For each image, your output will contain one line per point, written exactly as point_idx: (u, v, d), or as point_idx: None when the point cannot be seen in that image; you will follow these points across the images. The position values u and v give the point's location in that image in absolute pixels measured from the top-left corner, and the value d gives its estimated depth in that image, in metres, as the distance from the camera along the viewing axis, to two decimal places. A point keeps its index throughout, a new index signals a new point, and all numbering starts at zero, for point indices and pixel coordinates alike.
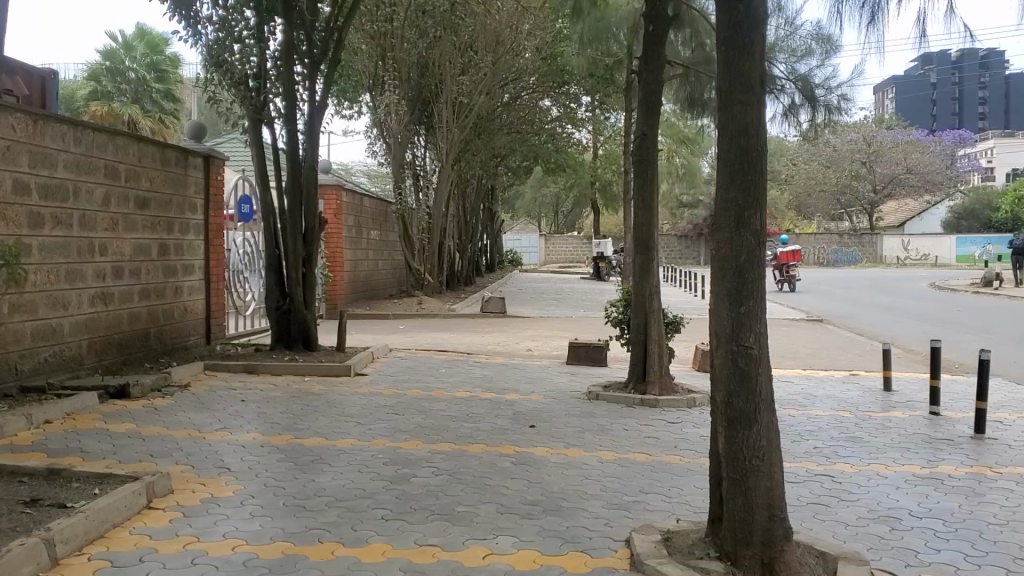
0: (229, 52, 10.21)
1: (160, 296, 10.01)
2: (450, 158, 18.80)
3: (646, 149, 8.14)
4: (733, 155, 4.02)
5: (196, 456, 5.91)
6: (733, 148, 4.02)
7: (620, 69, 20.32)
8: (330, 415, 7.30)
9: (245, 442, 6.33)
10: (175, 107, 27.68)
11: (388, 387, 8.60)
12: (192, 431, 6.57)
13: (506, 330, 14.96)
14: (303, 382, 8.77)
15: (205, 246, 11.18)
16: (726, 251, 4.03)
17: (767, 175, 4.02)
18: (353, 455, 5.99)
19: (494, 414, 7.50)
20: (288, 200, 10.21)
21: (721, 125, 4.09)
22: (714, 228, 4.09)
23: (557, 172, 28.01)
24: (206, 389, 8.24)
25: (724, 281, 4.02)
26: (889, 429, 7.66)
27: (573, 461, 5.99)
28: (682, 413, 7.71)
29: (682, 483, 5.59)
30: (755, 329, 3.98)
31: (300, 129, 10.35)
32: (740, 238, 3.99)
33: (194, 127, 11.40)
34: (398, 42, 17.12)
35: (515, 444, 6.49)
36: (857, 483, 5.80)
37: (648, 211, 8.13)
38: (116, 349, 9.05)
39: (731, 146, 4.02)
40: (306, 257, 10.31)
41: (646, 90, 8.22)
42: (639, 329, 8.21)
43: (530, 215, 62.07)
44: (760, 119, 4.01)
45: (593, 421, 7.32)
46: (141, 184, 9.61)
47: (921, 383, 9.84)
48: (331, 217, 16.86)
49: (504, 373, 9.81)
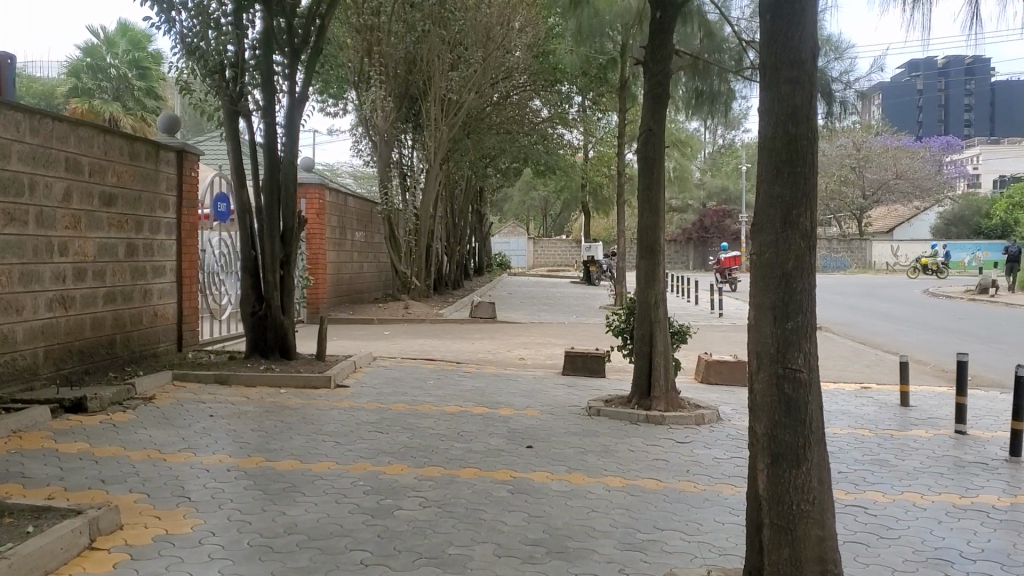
0: (203, 41, 9.41)
1: (128, 299, 9.33)
2: (438, 158, 18.18)
3: (652, 148, 7.60)
4: (778, 144, 3.41)
5: (153, 484, 5.25)
6: (779, 135, 3.41)
7: (614, 67, 19.77)
8: (306, 434, 6.64)
9: (209, 467, 5.67)
10: (158, 105, 26.96)
11: (371, 401, 7.95)
12: (150, 453, 5.91)
13: (496, 337, 14.31)
14: (279, 394, 8.10)
15: (177, 247, 10.52)
16: (771, 256, 3.41)
17: (818, 169, 3.42)
18: (329, 482, 5.35)
19: (487, 433, 6.86)
20: (265, 198, 9.56)
21: (765, 108, 3.48)
22: (754, 229, 3.48)
23: (546, 174, 27.40)
24: (173, 402, 7.57)
25: (767, 291, 3.41)
26: (915, 450, 7.07)
27: (578, 489, 5.36)
28: (691, 431, 7.09)
29: (701, 516, 4.98)
30: (805, 348, 3.37)
31: (279, 123, 9.70)
32: (787, 241, 3.39)
33: (167, 120, 10.72)
34: (385, 36, 16.55)
35: (511, 468, 5.86)
36: (894, 516, 5.19)
37: (654, 212, 7.56)
38: (78, 358, 8.37)
39: (777, 132, 3.42)
40: (284, 259, 9.72)
41: (652, 81, 7.62)
42: (643, 340, 7.61)
43: (517, 219, 61.46)
44: (811, 101, 3.41)
45: (595, 442, 6.69)
46: (107, 179, 8.92)
47: (939, 398, 9.26)
48: (314, 217, 16.20)
49: (496, 384, 9.18)
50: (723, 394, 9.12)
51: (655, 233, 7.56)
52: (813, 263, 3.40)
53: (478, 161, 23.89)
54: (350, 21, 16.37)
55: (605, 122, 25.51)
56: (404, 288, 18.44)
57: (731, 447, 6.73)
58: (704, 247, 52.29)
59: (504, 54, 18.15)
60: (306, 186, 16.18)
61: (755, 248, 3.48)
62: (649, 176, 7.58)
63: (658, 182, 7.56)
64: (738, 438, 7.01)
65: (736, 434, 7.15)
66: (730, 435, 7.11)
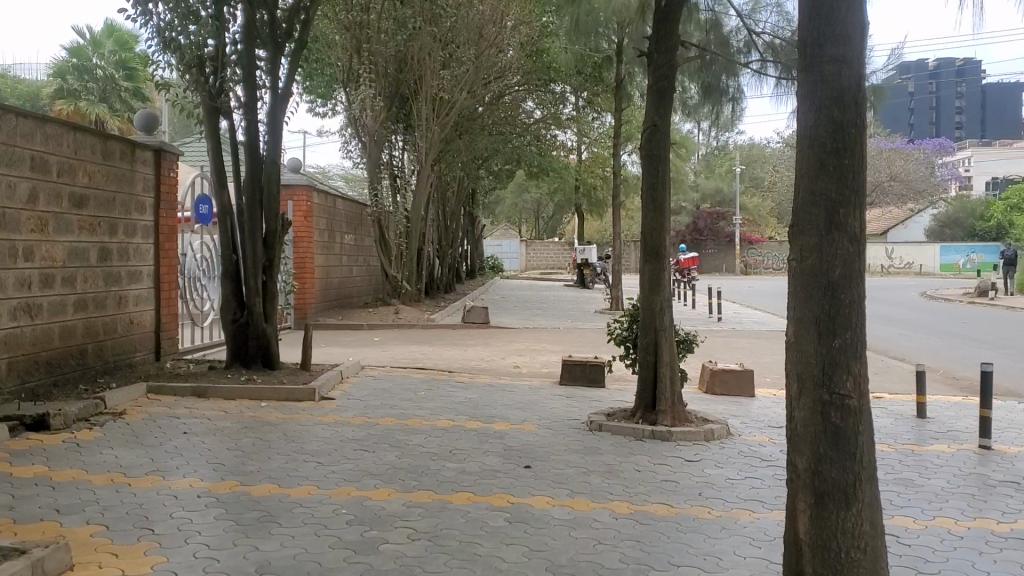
0: (180, 34, 8.90)
1: (101, 306, 8.82)
2: (429, 160, 17.68)
3: (657, 145, 7.15)
4: (822, 133, 2.95)
5: (114, 514, 4.74)
6: (823, 122, 2.95)
7: (609, 65, 19.29)
8: (285, 453, 6.15)
9: (177, 493, 5.18)
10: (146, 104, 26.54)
11: (357, 415, 7.45)
12: (113, 477, 5.41)
13: (489, 343, 13.82)
14: (259, 408, 7.60)
15: (154, 251, 10.00)
16: (813, 262, 2.95)
17: (867, 161, 2.96)
18: (308, 512, 4.85)
19: (482, 450, 6.38)
20: (247, 200, 9.06)
21: (805, 92, 3.02)
22: (794, 231, 3.02)
23: (540, 176, 26.90)
24: (144, 418, 7.06)
25: (810, 302, 2.94)
26: (939, 468, 6.60)
27: (582, 517, 4.88)
28: (700, 448, 6.62)
29: (719, 549, 4.50)
30: (854, 369, 2.90)
31: (261, 120, 9.19)
32: (832, 245, 2.92)
33: (145, 117, 10.22)
34: (374, 33, 16.05)
35: (508, 492, 5.38)
36: (929, 547, 4.72)
37: (658, 212, 7.10)
38: (45, 370, 7.85)
39: (820, 119, 2.96)
40: (267, 264, 9.21)
41: (656, 74, 7.17)
42: (647, 350, 7.13)
43: (510, 222, 61.01)
44: (859, 83, 2.95)
45: (598, 461, 6.21)
46: (78, 180, 8.41)
47: (956, 408, 8.80)
48: (301, 220, 15.68)
49: (490, 395, 8.69)
50: (730, 405, 8.65)
51: (660, 235, 7.08)
52: (862, 272, 2.94)
53: (470, 163, 23.39)
54: (338, 17, 15.90)
55: (599, 122, 25.02)
56: (395, 292, 17.94)
57: (743, 467, 6.26)
58: (698, 250, 51.88)
59: (497, 53, 17.66)
60: (293, 188, 15.67)
61: (795, 254, 3.02)
62: (653, 174, 7.12)
63: (663, 181, 7.11)
64: (751, 456, 6.54)
65: (748, 451, 6.68)
66: (742, 453, 6.63)
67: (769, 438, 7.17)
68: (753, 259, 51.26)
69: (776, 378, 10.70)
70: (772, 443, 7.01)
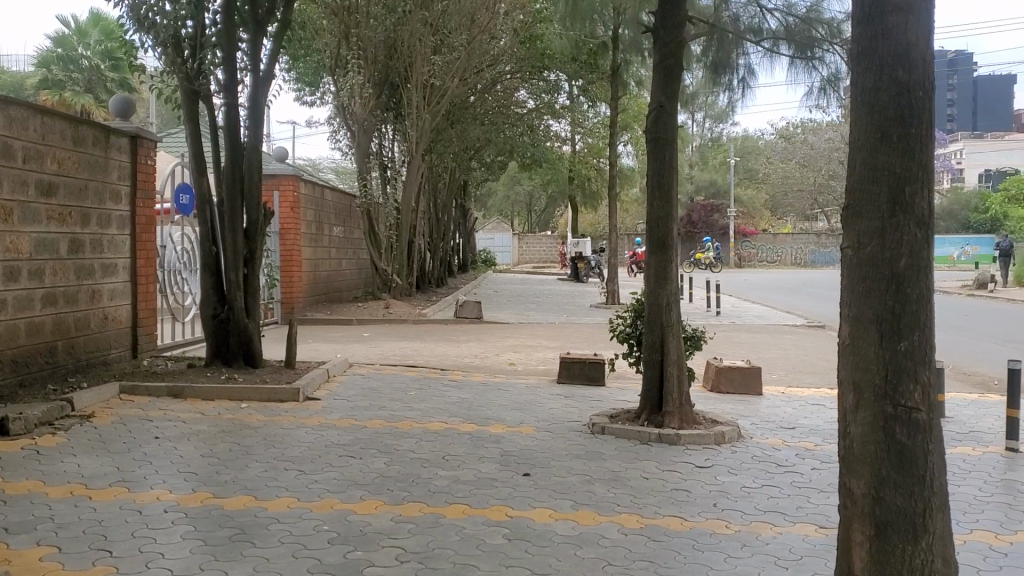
0: (156, 12, 8.36)
1: (72, 301, 8.32)
2: (419, 150, 17.19)
3: (664, 127, 6.71)
4: (884, 95, 2.50)
5: (70, 533, 4.27)
6: (885, 84, 2.50)
7: (605, 51, 18.79)
8: (265, 460, 5.68)
9: (143, 507, 4.70)
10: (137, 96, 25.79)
11: (343, 418, 6.98)
12: (73, 489, 4.92)
13: (483, 339, 13.34)
14: (239, 409, 7.13)
15: (131, 242, 9.50)
16: (873, 250, 2.50)
17: (937, 128, 2.49)
18: (287, 531, 4.39)
19: (477, 456, 5.92)
20: (227, 189, 8.57)
21: (863, 48, 2.56)
22: (850, 212, 2.57)
23: (533, 168, 26.41)
24: (115, 421, 6.58)
25: (870, 298, 2.49)
26: (966, 473, 6.16)
27: (589, 534, 4.43)
28: (711, 453, 6.17)
29: (743, 570, 4.05)
30: (922, 379, 2.45)
31: (242, 104, 8.70)
32: (896, 230, 2.47)
33: (120, 100, 9.64)
34: (363, 18, 15.52)
35: (507, 503, 4.92)
36: (972, 564, 4.28)
37: (665, 200, 6.64)
38: (9, 369, 7.35)
39: (880, 81, 2.50)
40: (248, 257, 8.72)
41: (664, 51, 6.72)
42: (653, 347, 6.68)
43: (503, 215, 60.56)
44: (926, 36, 2.50)
45: (602, 467, 5.76)
46: (46, 166, 7.91)
47: (975, 407, 8.36)
48: (288, 212, 15.18)
49: (484, 395, 8.23)
50: (738, 405, 8.20)
51: (667, 225, 6.63)
52: (930, 261, 2.48)
53: (462, 153, 22.89)
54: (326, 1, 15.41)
55: (594, 113, 24.55)
56: (385, 286, 17.43)
57: (759, 473, 5.82)
58: (691, 243, 51.49)
59: (490, 41, 17.16)
60: (279, 177, 15.17)
61: (851, 240, 2.56)
62: (658, 158, 6.68)
63: (670, 166, 6.66)
64: (766, 461, 6.10)
65: (762, 455, 6.24)
66: (756, 458, 6.19)
67: (783, 440, 6.73)
68: (746, 252, 50.88)
69: (783, 375, 10.25)
70: (787, 446, 6.57)
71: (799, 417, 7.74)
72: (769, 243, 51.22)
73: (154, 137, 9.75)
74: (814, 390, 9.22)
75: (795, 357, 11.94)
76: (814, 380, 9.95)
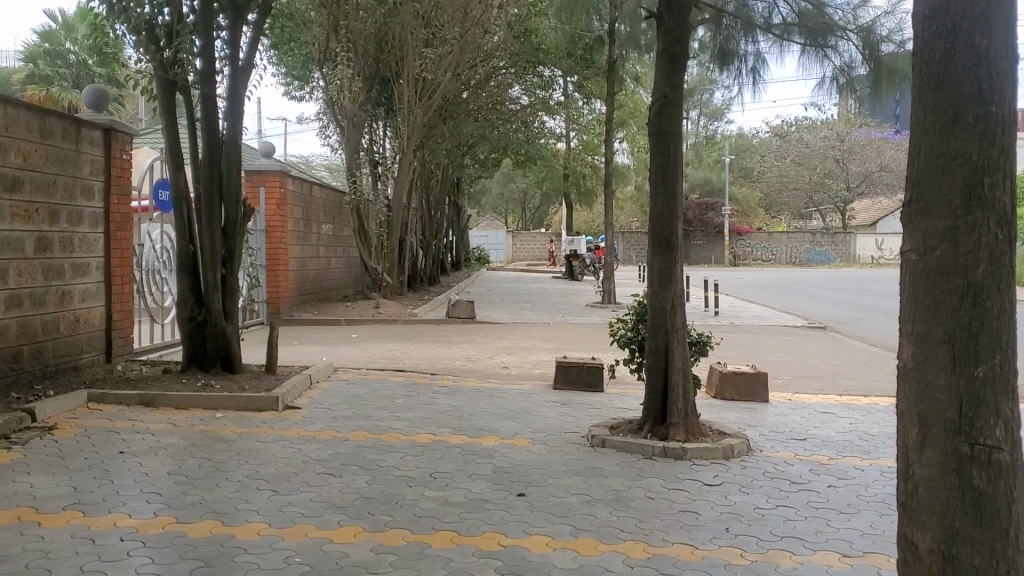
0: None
1: (39, 303, 7.84)
2: (410, 146, 16.72)
3: (667, 119, 6.27)
4: (961, 96, 2.32)
5: (10, 568, 3.81)
6: (963, 84, 2.32)
7: (601, 45, 18.32)
8: (237, 479, 5.22)
9: (97, 535, 4.24)
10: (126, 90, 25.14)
11: (325, 429, 6.53)
12: (21, 514, 4.46)
13: (474, 340, 12.91)
14: (213, 420, 6.67)
15: (104, 240, 9.02)
16: (947, 268, 2.32)
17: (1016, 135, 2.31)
18: (255, 563, 3.94)
19: (467, 474, 5.47)
20: (204, 187, 8.11)
21: (938, 48, 2.38)
22: (920, 222, 2.39)
23: (527, 165, 25.97)
24: (78, 433, 6.11)
25: (941, 321, 2.32)
26: None
27: (592, 566, 3.99)
28: (719, 469, 5.74)
29: None
30: (1001, 415, 2.28)
31: (220, 96, 8.23)
32: (972, 249, 2.29)
33: (94, 92, 9.15)
34: (352, 10, 15.01)
35: (500, 529, 4.47)
36: None
37: (669, 196, 6.21)
38: None
39: (959, 80, 2.33)
40: (226, 257, 8.26)
41: (668, 37, 6.27)
42: (656, 353, 6.24)
43: (496, 213, 60.18)
44: (1008, 34, 2.32)
45: (602, 486, 5.31)
46: (9, 159, 7.43)
47: None
48: (274, 208, 14.78)
49: (476, 401, 7.78)
50: (743, 414, 7.76)
51: (672, 224, 6.19)
52: (1009, 282, 2.31)
53: (454, 150, 22.43)
54: None
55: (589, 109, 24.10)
56: (376, 285, 16.92)
57: (772, 492, 5.39)
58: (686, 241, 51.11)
59: (483, 34, 16.70)
60: (266, 173, 14.73)
61: (916, 243, 2.40)
62: (661, 153, 6.25)
63: (674, 160, 6.24)
64: (778, 478, 5.67)
65: (774, 471, 5.82)
66: (767, 474, 5.76)
67: (794, 454, 6.29)
68: (741, 250, 50.51)
69: (787, 380, 9.82)
70: (799, 459, 6.13)
71: (810, 427, 7.32)
72: (764, 242, 50.86)
73: (129, 130, 9.28)
74: (822, 396, 8.79)
75: (799, 360, 11.51)
76: (820, 386, 9.52)
